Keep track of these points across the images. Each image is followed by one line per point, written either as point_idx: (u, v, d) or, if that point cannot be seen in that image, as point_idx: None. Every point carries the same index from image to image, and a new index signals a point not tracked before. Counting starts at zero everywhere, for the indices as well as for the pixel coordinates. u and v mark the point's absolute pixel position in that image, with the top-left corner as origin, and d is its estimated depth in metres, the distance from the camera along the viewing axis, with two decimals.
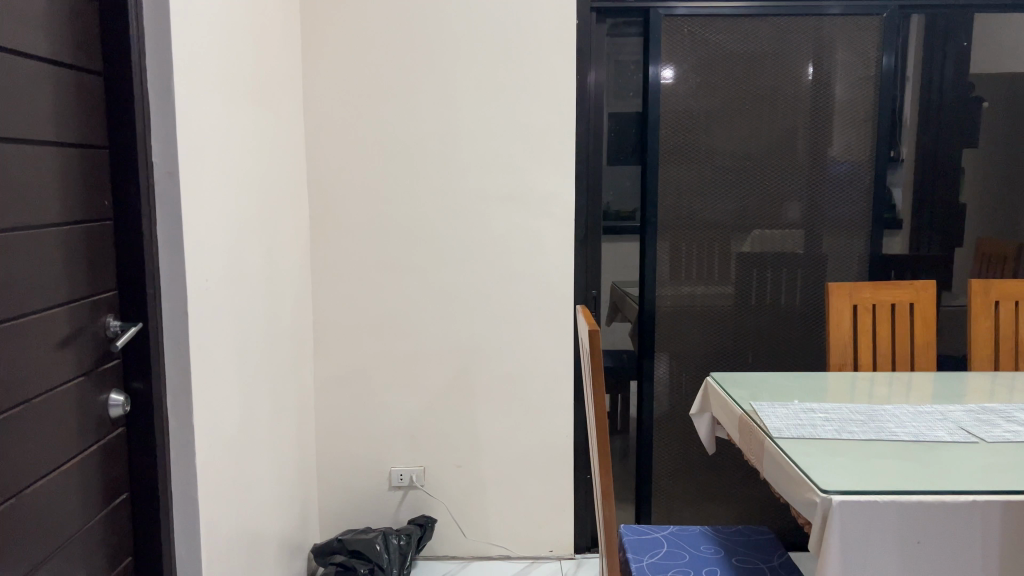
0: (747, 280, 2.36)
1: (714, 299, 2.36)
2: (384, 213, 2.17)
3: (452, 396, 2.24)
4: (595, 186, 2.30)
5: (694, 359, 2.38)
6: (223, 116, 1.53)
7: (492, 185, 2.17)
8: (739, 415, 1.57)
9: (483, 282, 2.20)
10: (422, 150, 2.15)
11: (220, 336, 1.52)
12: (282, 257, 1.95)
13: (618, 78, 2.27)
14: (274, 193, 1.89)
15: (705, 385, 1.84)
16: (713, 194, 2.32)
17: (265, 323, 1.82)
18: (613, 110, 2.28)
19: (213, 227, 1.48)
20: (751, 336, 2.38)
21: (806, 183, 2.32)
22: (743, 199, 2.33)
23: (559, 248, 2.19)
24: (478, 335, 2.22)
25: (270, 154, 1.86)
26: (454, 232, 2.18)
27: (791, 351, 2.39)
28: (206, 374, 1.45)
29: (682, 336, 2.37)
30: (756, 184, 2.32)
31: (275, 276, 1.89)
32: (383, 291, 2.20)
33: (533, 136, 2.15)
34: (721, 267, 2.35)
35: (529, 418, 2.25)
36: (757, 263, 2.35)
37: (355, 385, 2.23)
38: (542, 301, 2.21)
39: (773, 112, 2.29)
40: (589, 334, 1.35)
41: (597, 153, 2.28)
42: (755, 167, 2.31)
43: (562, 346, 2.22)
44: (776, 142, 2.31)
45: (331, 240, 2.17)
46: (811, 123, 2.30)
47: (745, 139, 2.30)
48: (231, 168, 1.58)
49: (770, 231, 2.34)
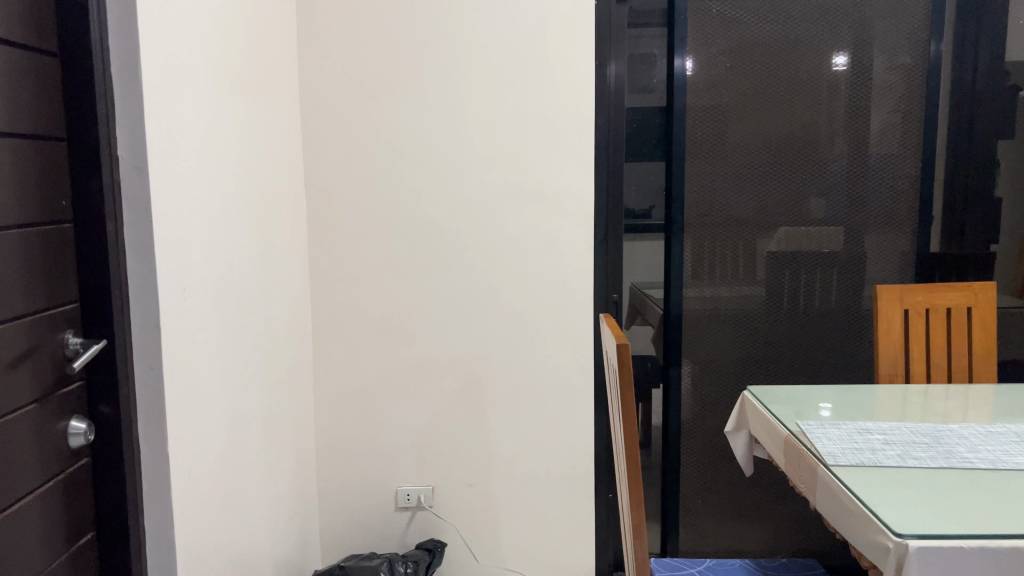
0: (780, 282, 2.18)
1: (745, 303, 2.18)
2: (388, 214, 2.00)
3: (462, 410, 2.07)
4: (616, 185, 2.09)
5: (724, 369, 2.20)
6: (204, 110, 1.37)
7: (505, 182, 2.00)
8: (785, 436, 1.39)
9: (495, 286, 2.03)
10: (429, 146, 1.98)
11: (201, 353, 1.35)
12: (276, 264, 1.79)
13: (641, 68, 2.08)
14: (266, 194, 1.72)
15: (742, 400, 1.67)
16: (742, 191, 2.14)
17: (257, 334, 1.66)
18: (634, 104, 2.09)
19: (192, 233, 1.32)
20: (785, 345, 2.20)
21: (843, 179, 2.15)
22: (775, 196, 2.15)
23: (578, 250, 2.02)
24: (490, 344, 2.05)
25: (263, 151, 1.70)
26: (463, 234, 2.01)
27: (829, 360, 2.21)
28: (185, 396, 1.29)
29: (711, 342, 2.19)
30: (789, 180, 2.14)
31: (269, 285, 1.73)
32: (387, 299, 2.03)
33: (548, 128, 1.98)
34: (752, 269, 2.18)
35: (546, 434, 2.08)
36: (792, 264, 2.18)
37: (358, 399, 2.06)
38: (559, 307, 2.04)
39: (806, 102, 2.11)
40: (617, 347, 1.18)
41: (618, 151, 2.07)
42: (787, 162, 2.14)
43: (582, 356, 2.05)
44: (810, 134, 2.12)
45: (329, 242, 2.01)
46: (847, 114, 2.12)
47: (774, 131, 2.12)
48: (215, 166, 1.41)
49: (805, 230, 2.17)
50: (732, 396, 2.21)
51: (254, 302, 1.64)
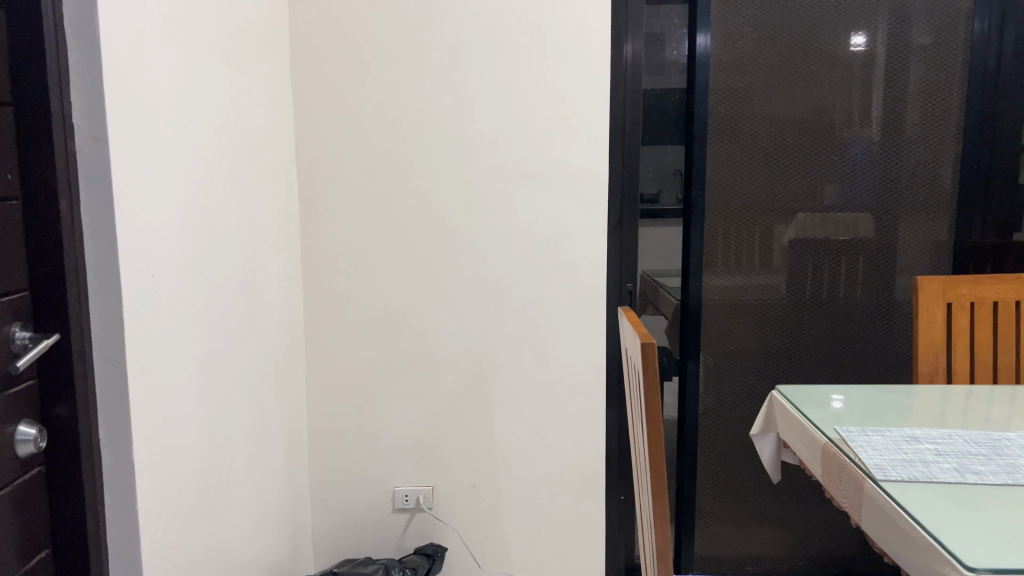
0: (803, 274, 2.04)
1: (766, 295, 2.04)
2: (387, 196, 1.86)
3: (465, 406, 1.94)
4: (632, 174, 1.89)
5: (744, 365, 2.06)
6: (178, 77, 1.22)
7: (512, 161, 1.85)
8: (823, 444, 1.25)
9: (501, 273, 1.89)
10: (431, 123, 1.84)
11: (175, 347, 1.22)
12: (263, 249, 1.65)
13: (661, 46, 1.90)
14: (252, 173, 1.58)
15: (770, 401, 1.53)
16: (763, 176, 1.99)
17: (242, 324, 1.52)
18: (653, 85, 1.91)
19: (163, 214, 1.18)
20: (808, 340, 2.06)
21: (870, 164, 2.00)
22: (798, 181, 2.00)
23: (590, 236, 1.87)
24: (495, 336, 1.91)
25: (248, 126, 1.55)
26: (467, 217, 1.87)
27: (855, 357, 2.07)
28: (155, 395, 1.16)
29: (730, 337, 2.05)
30: (814, 165, 1.99)
31: (255, 271, 1.59)
32: (385, 286, 1.89)
33: (559, 103, 1.83)
34: (774, 259, 2.03)
35: (555, 432, 1.94)
36: (815, 255, 2.03)
37: (353, 394, 1.93)
38: (570, 297, 1.90)
39: (831, 80, 1.95)
40: (642, 347, 1.04)
41: (634, 138, 1.87)
42: (811, 145, 1.98)
43: (593, 349, 1.92)
44: (836, 115, 1.97)
45: (321, 225, 1.87)
46: (875, 95, 1.97)
47: (797, 112, 1.97)
48: (190, 141, 1.27)
49: (830, 218, 2.02)
50: (752, 394, 2.07)
51: (238, 291, 1.50)
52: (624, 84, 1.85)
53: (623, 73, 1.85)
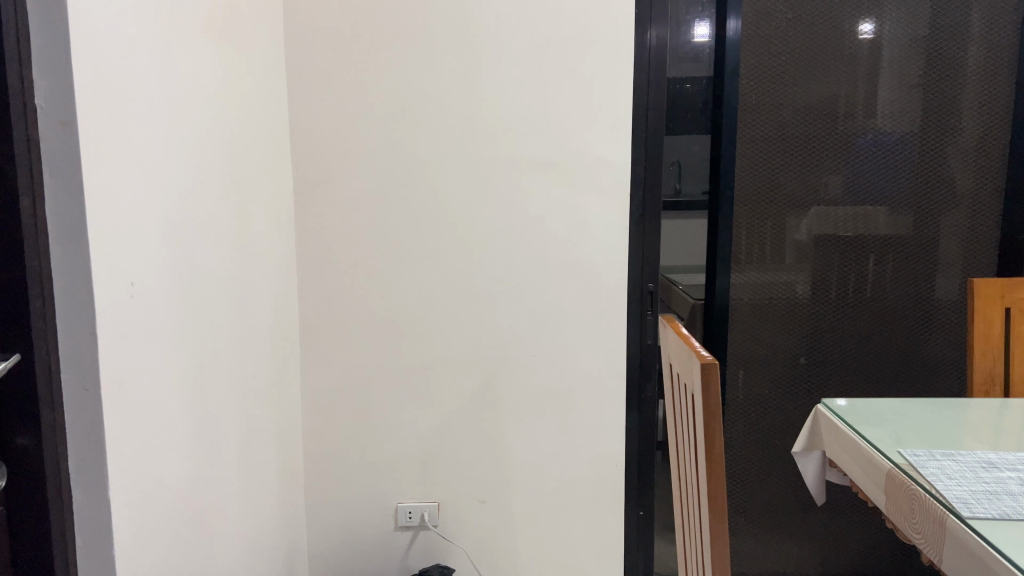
0: (828, 273, 1.92)
1: (792, 296, 1.91)
2: (391, 190, 1.71)
3: (472, 415, 1.79)
4: (655, 168, 1.73)
5: (768, 371, 1.93)
6: (158, 56, 1.07)
7: (525, 151, 1.71)
8: (890, 470, 1.12)
9: (513, 272, 1.74)
10: (438, 111, 1.69)
11: (157, 364, 1.06)
12: (255, 247, 1.49)
13: (687, 31, 1.74)
14: (243, 166, 1.42)
15: (815, 415, 1.39)
16: (787, 169, 1.87)
17: (232, 333, 1.38)
18: (681, 74, 1.75)
19: (143, 213, 1.03)
20: (835, 344, 1.94)
21: (895, 157, 1.89)
22: (822, 174, 1.88)
23: (610, 232, 1.73)
24: (505, 340, 1.77)
25: (238, 115, 1.40)
26: (476, 213, 1.72)
27: (881, 362, 1.96)
28: (138, 421, 1.01)
29: (755, 341, 1.92)
30: (838, 157, 1.88)
31: (246, 273, 1.44)
32: (387, 288, 1.75)
33: (578, 88, 1.68)
34: (799, 258, 1.91)
35: (570, 444, 1.80)
36: (840, 253, 1.92)
37: (352, 402, 1.78)
38: (587, 298, 1.75)
39: (856, 67, 1.83)
40: (701, 369, 0.90)
41: (658, 125, 1.72)
42: (835, 136, 1.86)
43: (612, 355, 1.78)
44: (860, 104, 1.85)
45: (318, 220, 1.72)
46: (901, 83, 1.85)
47: (823, 100, 1.84)
48: (172, 129, 1.12)
49: (855, 214, 1.91)
50: (778, 402, 1.95)
51: (228, 296, 1.35)
52: (648, 70, 1.69)
53: (647, 60, 1.69)
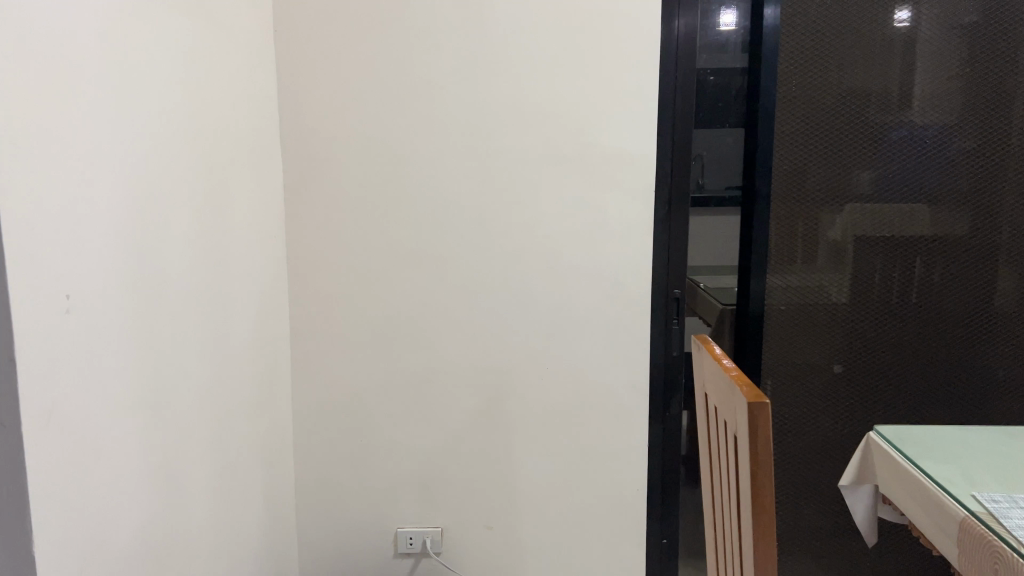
0: (870, 279, 1.74)
1: (831, 305, 1.74)
2: (392, 186, 1.56)
3: (479, 433, 1.63)
4: (683, 165, 1.56)
5: (805, 386, 1.76)
6: (110, 35, 0.92)
7: (538, 144, 1.54)
8: (965, 520, 0.95)
9: (524, 277, 1.58)
10: (444, 98, 1.53)
11: (104, 391, 0.92)
12: (237, 249, 1.35)
13: (713, 19, 1.60)
14: (222, 158, 1.27)
15: (866, 444, 1.23)
16: (825, 165, 1.69)
17: (206, 349, 1.23)
18: (710, 66, 1.61)
19: (85, 217, 0.87)
20: (877, 358, 1.77)
21: (945, 151, 1.70)
22: (864, 170, 1.70)
23: (631, 233, 1.56)
24: (515, 351, 1.61)
25: (218, 102, 1.25)
26: (484, 212, 1.56)
27: (928, 377, 1.78)
28: (82, 456, 0.87)
29: (790, 353, 1.75)
30: (883, 151, 1.69)
31: (224, 280, 1.29)
32: (387, 294, 1.59)
33: (597, 74, 1.52)
34: (838, 263, 1.73)
35: (586, 466, 1.64)
36: (883, 257, 1.74)
37: (348, 418, 1.63)
38: (605, 306, 1.59)
39: (902, 51, 1.65)
40: (748, 409, 0.73)
41: (687, 117, 1.55)
42: (878, 129, 1.68)
43: (633, 369, 1.61)
44: (906, 93, 1.67)
45: (310, 220, 1.57)
46: (951, 70, 1.67)
47: (865, 88, 1.66)
48: (129, 116, 0.97)
49: (900, 214, 1.72)
50: (814, 420, 1.78)
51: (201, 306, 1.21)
52: (676, 58, 1.52)
53: (674, 46, 1.52)
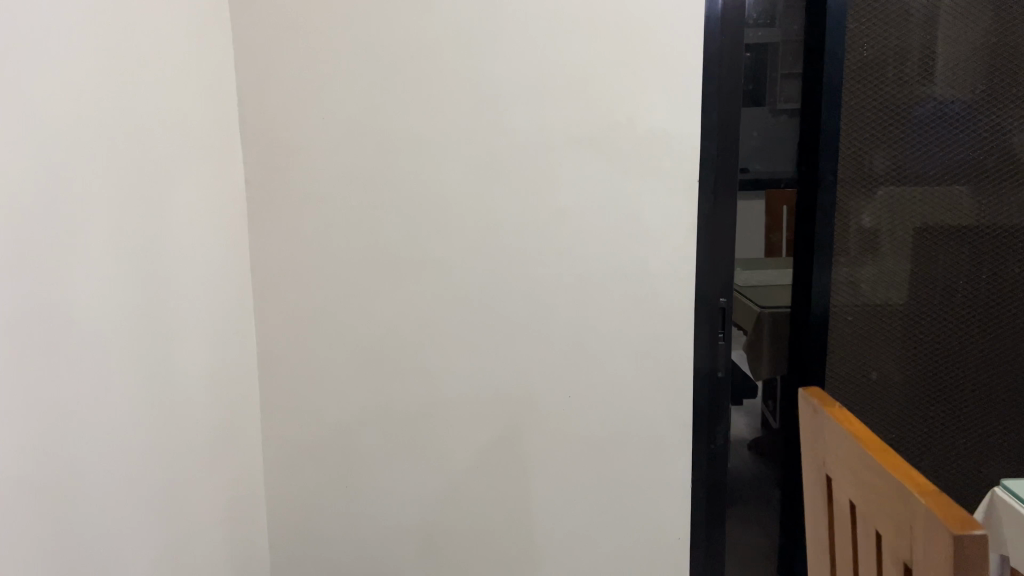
0: (922, 287, 1.44)
1: (883, 322, 1.44)
2: (376, 178, 1.28)
3: (488, 474, 1.36)
4: (731, 147, 1.28)
5: (869, 420, 1.47)
6: None
7: (554, 125, 1.26)
8: None
9: (539, 286, 1.31)
10: (435, 69, 1.25)
11: None
12: (171, 263, 1.06)
13: None
14: (135, 149, 0.98)
15: (993, 503, 0.97)
16: (867, 152, 1.38)
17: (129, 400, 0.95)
18: (760, 38, 1.35)
19: None
20: (946, 375, 1.46)
21: (1015, 120, 1.39)
22: (910, 157, 1.39)
23: (668, 231, 1.29)
24: (529, 376, 1.33)
25: (131, 76, 0.97)
26: (490, 208, 1.29)
27: (1009, 389, 1.47)
28: None
29: (844, 385, 1.45)
30: (928, 132, 1.39)
31: (151, 308, 1.01)
32: (374, 309, 1.32)
33: (624, 39, 1.24)
34: (886, 271, 1.43)
35: (617, 510, 1.37)
36: (939, 257, 1.43)
37: (333, 461, 1.36)
38: (638, 319, 1.32)
39: (925, 10, 1.34)
40: (926, 502, 0.61)
41: (737, 89, 1.26)
42: (946, 97, 1.37)
43: (672, 394, 1.34)
44: (939, 59, 1.36)
45: (280, 222, 1.30)
46: (983, 23, 1.36)
47: (935, 47, 1.35)
48: None
49: (952, 205, 1.42)
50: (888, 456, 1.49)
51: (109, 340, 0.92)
52: (722, 27, 1.25)
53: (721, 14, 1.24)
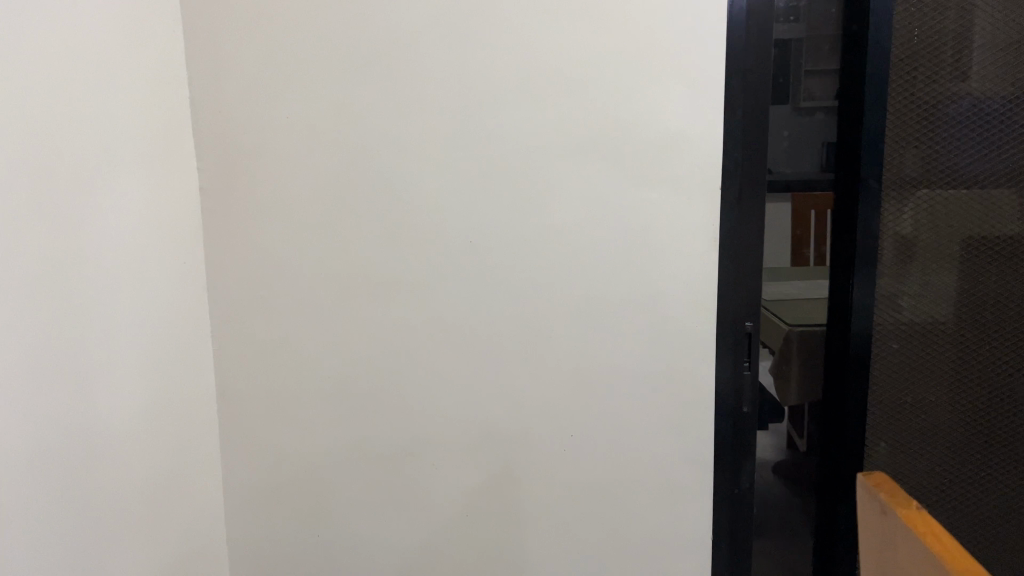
0: (977, 308, 1.24)
1: (925, 356, 1.24)
2: (350, 188, 1.12)
3: (477, 521, 1.20)
4: (759, 149, 1.10)
5: (914, 467, 1.27)
6: None
7: (553, 126, 1.10)
8: None
9: (537, 309, 1.14)
10: (417, 64, 1.09)
11: None
12: (95, 284, 0.90)
13: None
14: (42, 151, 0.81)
15: None
16: (912, 153, 1.19)
17: (33, 457, 0.79)
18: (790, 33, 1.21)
19: None
20: (1007, 409, 1.26)
21: None
22: (948, 163, 1.21)
23: (685, 246, 1.12)
24: (526, 412, 1.17)
25: (48, 70, 0.82)
26: (479, 219, 1.12)
27: None
28: None
29: (883, 430, 1.26)
30: (968, 134, 1.19)
31: (70, 341, 0.85)
32: (348, 336, 1.16)
33: (634, 29, 1.07)
34: (933, 291, 1.23)
35: (625, 564, 1.20)
36: (990, 276, 1.23)
37: (302, 503, 1.20)
38: (650, 347, 1.15)
39: None
40: None
41: (766, 83, 1.09)
42: (1004, 88, 1.18)
43: (690, 432, 1.17)
44: (973, 49, 1.17)
45: (241, 237, 1.14)
46: None
47: (991, 31, 1.16)
48: None
49: (1010, 213, 1.22)
50: (939, 507, 1.29)
51: None
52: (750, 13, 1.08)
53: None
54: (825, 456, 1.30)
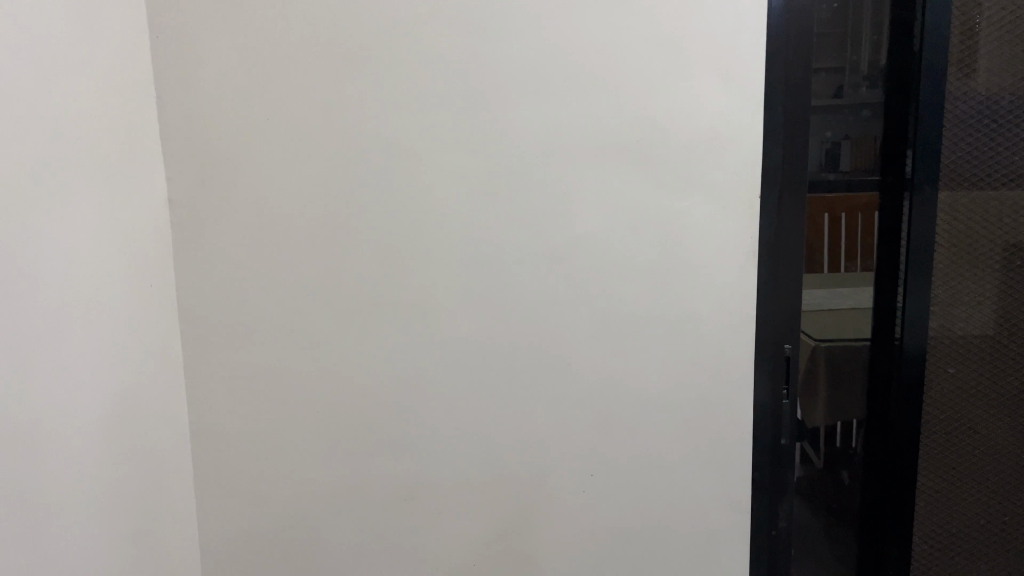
0: None
1: (969, 383, 1.11)
2: (340, 197, 0.99)
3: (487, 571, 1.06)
4: (802, 153, 0.99)
5: (970, 509, 1.13)
6: None
7: (575, 131, 0.97)
8: None
9: (555, 337, 1.02)
10: (421, 63, 0.96)
11: None
12: (54, 310, 0.77)
13: None
14: (1, 154, 0.68)
15: None
16: (972, 154, 1.06)
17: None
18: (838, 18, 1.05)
19: None
20: None
21: None
22: (980, 169, 1.07)
23: (720, 262, 1.00)
24: (544, 451, 1.04)
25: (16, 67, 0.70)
26: (490, 235, 1.00)
27: None
28: None
29: (930, 469, 1.13)
30: (997, 133, 1.06)
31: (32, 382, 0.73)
32: (341, 367, 1.03)
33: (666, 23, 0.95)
34: (996, 307, 1.10)
35: None
36: None
37: (288, 556, 1.06)
38: (682, 376, 1.03)
39: None
40: None
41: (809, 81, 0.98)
42: None
43: (726, 469, 1.05)
44: (996, 42, 1.04)
45: (218, 256, 1.00)
46: None
47: None
48: None
49: None
50: (1006, 551, 1.14)
51: None
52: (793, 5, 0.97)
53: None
54: (871, 491, 1.17)
